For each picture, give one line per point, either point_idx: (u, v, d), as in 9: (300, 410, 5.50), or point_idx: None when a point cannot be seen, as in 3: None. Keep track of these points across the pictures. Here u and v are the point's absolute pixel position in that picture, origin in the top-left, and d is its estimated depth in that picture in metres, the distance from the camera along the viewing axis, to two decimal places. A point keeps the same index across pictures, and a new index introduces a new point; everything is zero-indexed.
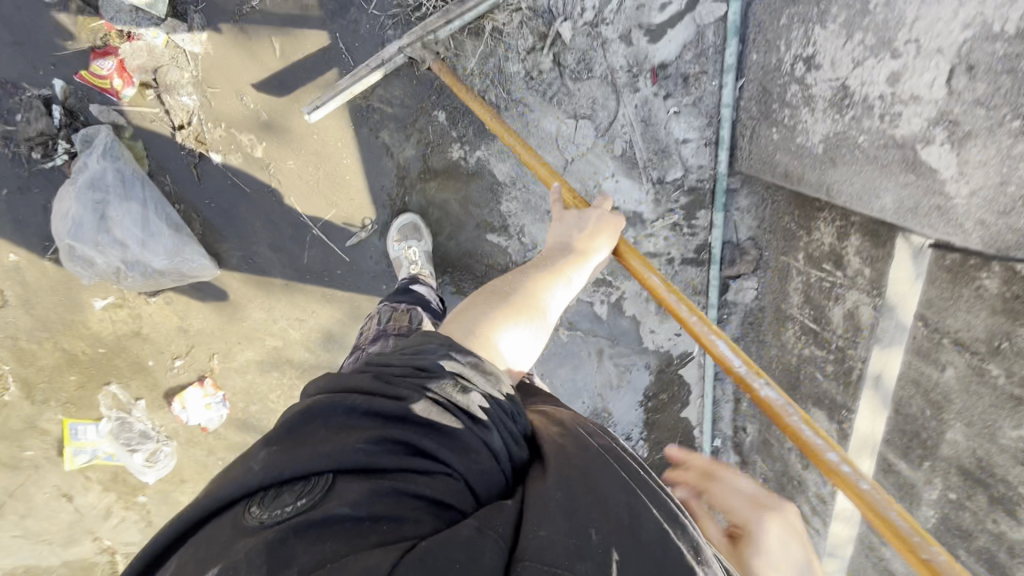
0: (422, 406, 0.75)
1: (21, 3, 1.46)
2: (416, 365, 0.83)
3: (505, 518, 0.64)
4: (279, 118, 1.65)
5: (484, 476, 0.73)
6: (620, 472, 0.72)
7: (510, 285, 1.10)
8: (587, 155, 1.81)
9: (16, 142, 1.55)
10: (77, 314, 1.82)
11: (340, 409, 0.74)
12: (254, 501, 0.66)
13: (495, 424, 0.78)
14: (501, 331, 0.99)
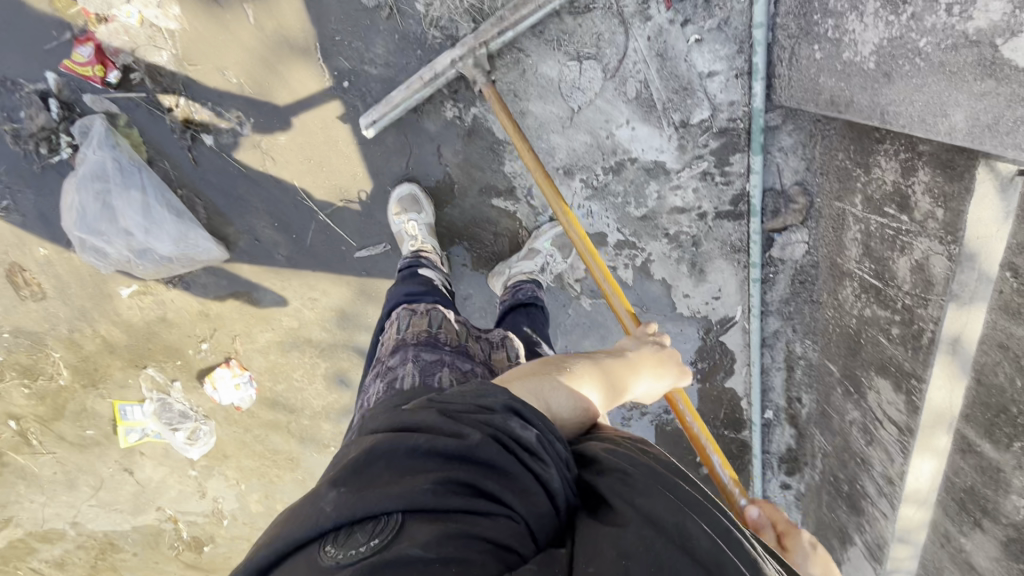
0: (487, 445, 0.65)
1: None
2: (475, 404, 0.72)
3: (563, 563, 0.58)
4: (263, 92, 1.58)
5: (549, 521, 0.64)
6: (668, 492, 0.67)
7: (583, 357, 1.01)
8: (596, 103, 1.61)
9: (25, 139, 1.59)
10: (108, 303, 1.89)
11: (402, 449, 0.65)
12: (329, 542, 0.59)
13: (557, 463, 0.69)
14: (558, 397, 0.87)
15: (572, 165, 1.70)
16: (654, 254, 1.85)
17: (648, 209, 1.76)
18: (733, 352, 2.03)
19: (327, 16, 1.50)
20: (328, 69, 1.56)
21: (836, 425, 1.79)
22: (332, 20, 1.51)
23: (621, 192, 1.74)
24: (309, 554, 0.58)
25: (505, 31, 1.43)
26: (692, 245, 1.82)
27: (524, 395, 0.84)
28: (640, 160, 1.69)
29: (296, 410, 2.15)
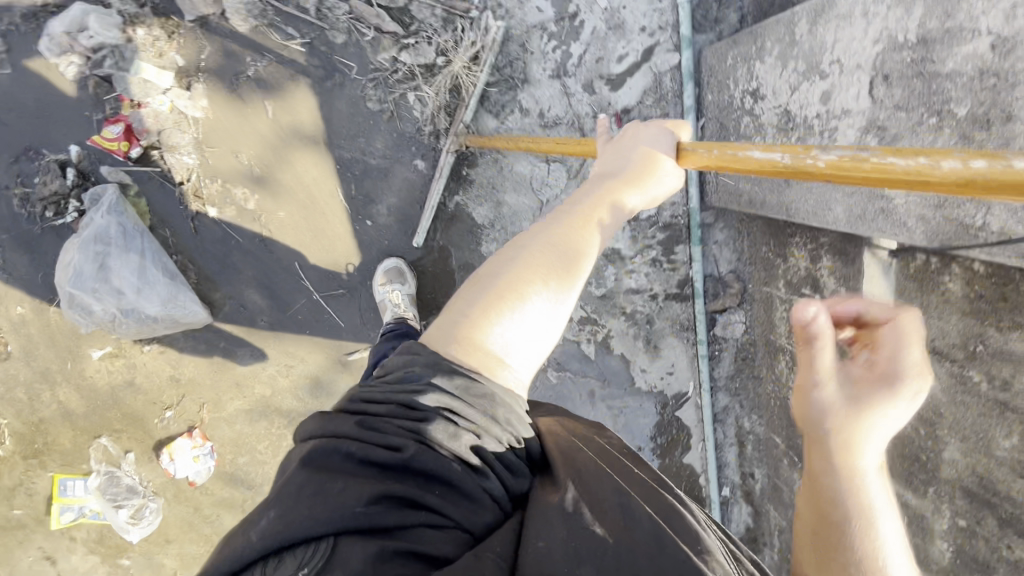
0: (421, 454, 0.73)
1: (40, 82, 1.63)
2: (402, 401, 0.77)
3: (508, 540, 0.70)
4: (271, 173, 1.78)
5: (482, 520, 0.73)
6: (614, 476, 0.80)
7: (517, 251, 0.87)
8: (561, 197, 1.86)
9: (33, 203, 1.70)
10: (76, 365, 1.88)
11: (334, 461, 0.72)
12: (261, 568, 0.65)
13: (488, 465, 0.77)
14: (481, 323, 0.81)
15: None
16: (614, 331, 2.06)
17: (607, 289, 2.00)
18: (689, 427, 2.18)
19: (336, 114, 1.75)
20: (332, 160, 1.79)
21: (787, 498, 1.88)
22: (341, 118, 1.75)
23: None
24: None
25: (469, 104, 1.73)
26: (647, 323, 2.05)
27: (449, 335, 0.82)
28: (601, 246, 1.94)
29: (256, 485, 2.08)
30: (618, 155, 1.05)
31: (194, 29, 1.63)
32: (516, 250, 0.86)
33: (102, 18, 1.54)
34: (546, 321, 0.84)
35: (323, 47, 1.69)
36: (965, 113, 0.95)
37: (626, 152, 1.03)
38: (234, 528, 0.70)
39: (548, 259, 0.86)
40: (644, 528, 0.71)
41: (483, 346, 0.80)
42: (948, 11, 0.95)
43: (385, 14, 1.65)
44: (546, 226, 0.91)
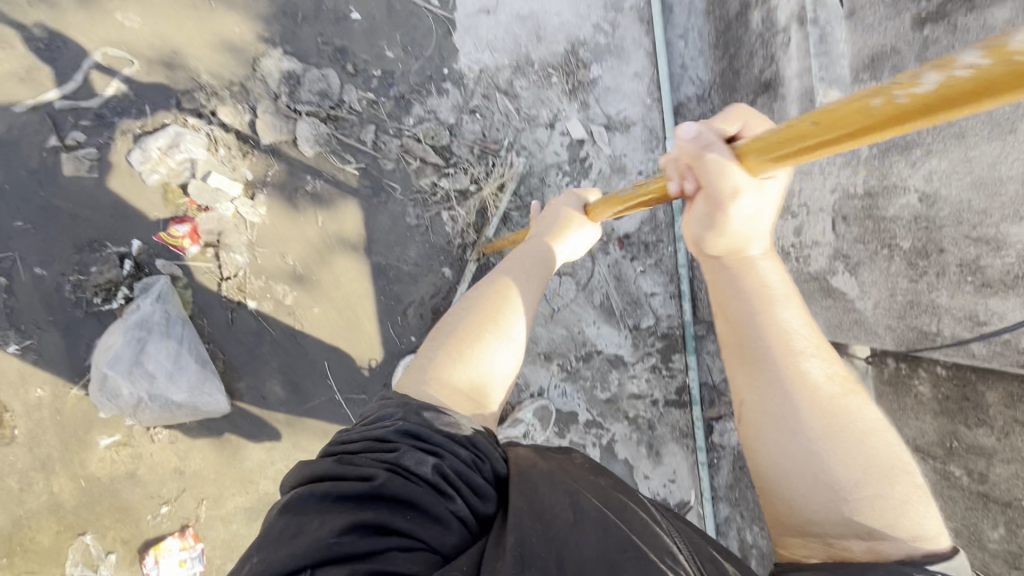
0: (391, 482, 0.82)
1: (120, 185, 1.85)
2: (374, 439, 0.91)
3: (470, 559, 0.77)
4: (311, 273, 1.96)
5: (453, 541, 0.80)
6: (565, 484, 0.90)
7: (472, 306, 1.21)
8: (570, 305, 2.10)
9: (85, 289, 1.82)
10: (80, 453, 1.85)
11: (314, 499, 0.81)
12: None
13: (455, 490, 0.86)
14: (445, 365, 1.09)
15: (551, 352, 2.09)
16: (618, 434, 2.15)
17: (611, 393, 2.13)
18: None
19: (377, 225, 1.99)
20: (369, 265, 2.00)
21: None
22: (381, 229, 2.00)
23: (590, 377, 2.12)
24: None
25: (494, 221, 2.02)
26: (649, 428, 2.15)
27: (418, 381, 1.07)
28: (605, 351, 2.12)
29: None
30: (544, 224, 1.49)
31: (267, 151, 1.91)
32: (469, 313, 1.19)
33: (195, 139, 1.84)
34: (495, 359, 1.13)
35: (374, 172, 1.98)
36: (908, 245, 1.16)
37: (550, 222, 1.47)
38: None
39: (494, 313, 1.18)
40: (591, 521, 0.81)
41: (448, 382, 1.07)
42: (883, 172, 1.19)
43: (431, 149, 1.99)
44: (491, 293, 1.25)
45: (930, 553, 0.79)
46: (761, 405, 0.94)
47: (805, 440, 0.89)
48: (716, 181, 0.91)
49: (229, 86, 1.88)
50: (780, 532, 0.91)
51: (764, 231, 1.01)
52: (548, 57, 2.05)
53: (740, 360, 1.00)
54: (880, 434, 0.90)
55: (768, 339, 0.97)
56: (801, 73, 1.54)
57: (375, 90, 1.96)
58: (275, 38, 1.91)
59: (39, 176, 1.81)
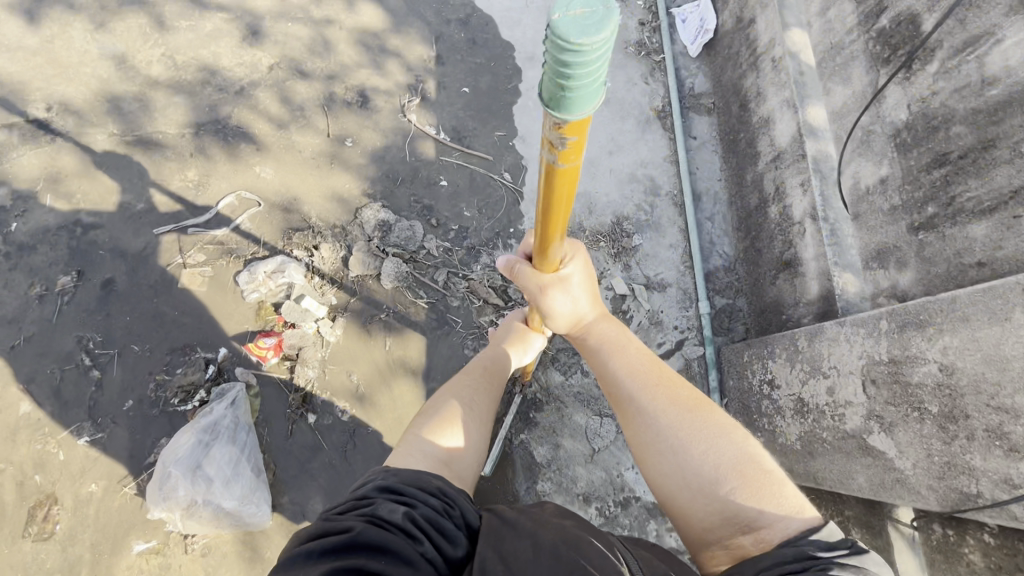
0: (368, 530, 0.95)
1: (222, 300, 2.11)
2: (357, 498, 1.06)
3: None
4: (372, 392, 2.11)
5: None
6: (526, 526, 1.04)
7: (443, 396, 1.50)
8: (610, 447, 2.18)
9: (166, 388, 1.97)
10: (108, 558, 1.81)
11: (300, 556, 0.91)
12: None
13: (424, 535, 1.00)
14: (424, 441, 1.30)
15: (590, 494, 2.11)
16: None
17: None
18: None
19: (438, 354, 2.19)
20: (425, 389, 2.14)
21: None
22: (440, 358, 2.19)
23: (628, 525, 2.10)
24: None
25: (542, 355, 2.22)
26: None
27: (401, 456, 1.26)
28: (642, 499, 2.14)
29: None
30: (499, 336, 1.88)
31: (354, 282, 2.19)
32: (444, 402, 1.45)
33: (297, 267, 2.13)
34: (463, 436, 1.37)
35: (441, 307, 2.24)
36: (936, 409, 1.31)
37: (508, 333, 1.88)
38: None
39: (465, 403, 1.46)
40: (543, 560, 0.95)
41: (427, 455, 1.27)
42: (903, 344, 1.39)
43: (493, 291, 2.25)
44: (462, 388, 1.52)
45: (803, 530, 1.00)
46: (639, 446, 1.20)
47: (671, 453, 1.14)
48: (527, 282, 1.37)
49: (333, 227, 2.25)
50: (695, 548, 1.11)
51: (588, 301, 1.41)
52: (598, 226, 2.44)
53: (621, 410, 1.27)
54: (729, 435, 1.14)
55: (632, 388, 1.26)
56: (818, 256, 1.83)
57: (451, 240, 2.32)
58: (377, 194, 2.32)
59: (157, 286, 2.09)
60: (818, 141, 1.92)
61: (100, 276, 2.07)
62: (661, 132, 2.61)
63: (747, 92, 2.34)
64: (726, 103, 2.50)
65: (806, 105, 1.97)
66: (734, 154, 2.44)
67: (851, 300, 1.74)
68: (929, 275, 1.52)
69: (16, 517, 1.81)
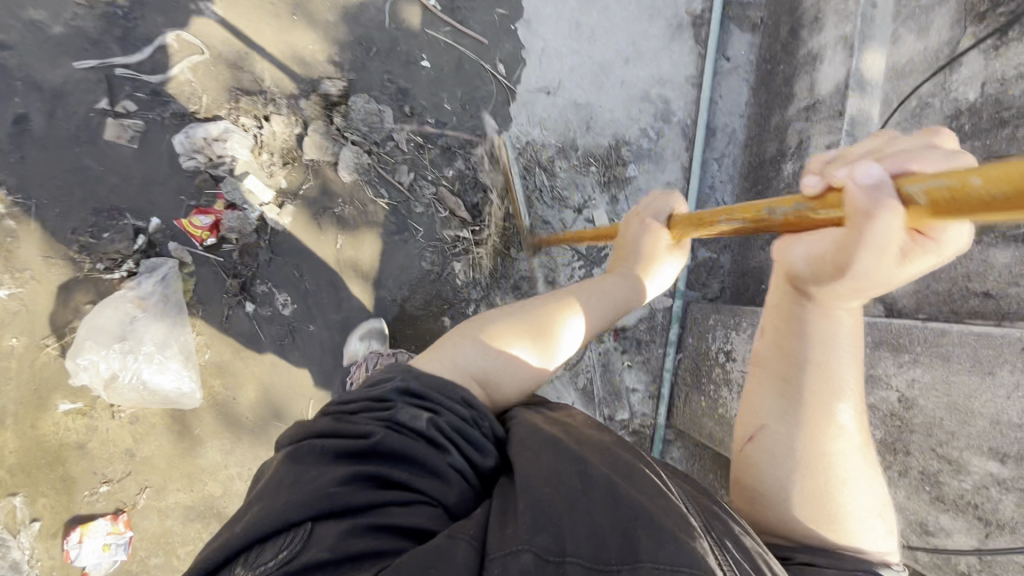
0: (385, 438, 0.88)
1: (157, 163, 1.88)
2: (374, 394, 0.95)
3: (474, 523, 0.81)
4: (317, 290, 1.99)
5: (455, 496, 0.88)
6: (570, 451, 0.91)
7: (510, 306, 1.17)
8: (554, 381, 2.17)
9: (90, 253, 1.83)
10: (33, 412, 1.81)
11: (311, 455, 0.87)
12: (243, 558, 0.77)
13: (452, 445, 0.91)
14: (464, 353, 1.04)
15: None
16: None
17: None
18: None
19: (392, 260, 2.03)
20: (375, 296, 2.03)
21: None
22: (395, 265, 2.04)
23: None
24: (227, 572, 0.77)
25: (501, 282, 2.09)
26: None
27: (434, 361, 1.02)
28: None
29: None
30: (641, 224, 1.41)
31: (307, 166, 1.95)
32: (504, 309, 1.15)
33: (242, 138, 1.88)
34: (515, 360, 1.07)
35: (403, 210, 2.04)
36: (879, 435, 1.23)
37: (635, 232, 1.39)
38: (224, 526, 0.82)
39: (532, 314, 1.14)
40: (599, 493, 0.83)
41: (466, 368, 1.03)
42: (871, 362, 1.27)
43: (463, 204, 2.05)
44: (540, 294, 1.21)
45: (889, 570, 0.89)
46: (776, 445, 0.91)
47: (805, 475, 0.88)
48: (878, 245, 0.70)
49: (288, 96, 1.94)
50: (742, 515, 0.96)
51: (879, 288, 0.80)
52: (593, 146, 2.15)
53: (768, 379, 0.96)
54: (865, 480, 0.88)
55: (812, 395, 0.90)
56: None
57: (425, 135, 2.03)
58: (344, 65, 1.97)
59: (81, 134, 1.83)
60: (863, 99, 1.63)
61: (10, 110, 1.78)
62: (691, 44, 2.21)
63: (803, 15, 1.93)
64: (776, 22, 2.08)
65: (864, 49, 1.63)
66: (765, 90, 2.10)
67: None
68: (926, 290, 1.36)
69: None
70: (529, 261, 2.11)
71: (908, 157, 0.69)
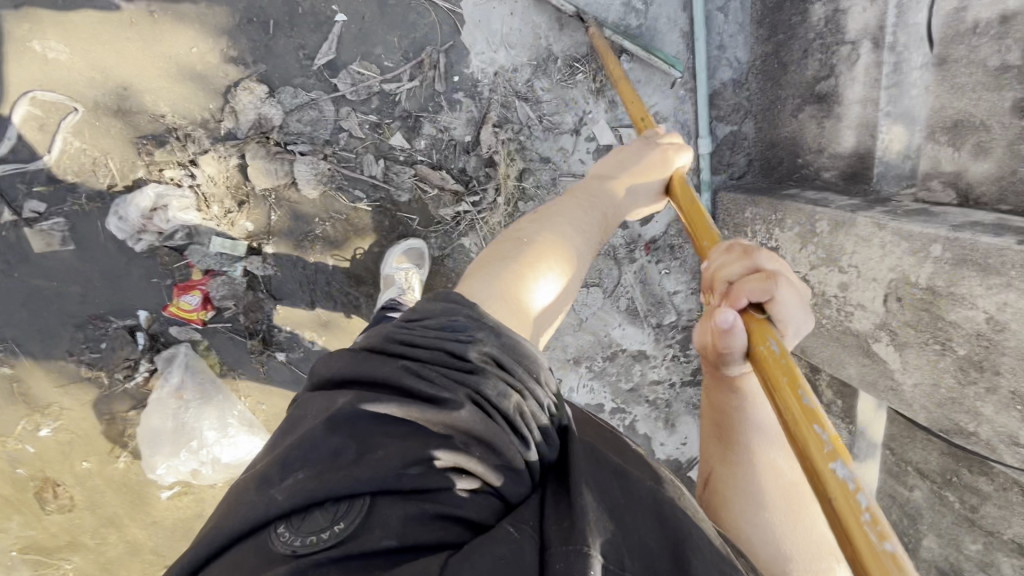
0: (462, 408, 0.70)
1: (105, 254, 1.63)
2: (445, 351, 0.75)
3: (533, 510, 0.68)
4: (334, 317, 1.84)
5: (522, 487, 0.72)
6: (616, 460, 0.77)
7: (534, 217, 1.08)
8: (597, 313, 2.13)
9: (101, 368, 1.72)
10: (140, 507, 1.91)
11: (367, 417, 0.70)
12: (283, 524, 0.63)
13: (533, 434, 0.74)
14: (509, 276, 0.92)
15: (580, 356, 2.18)
16: (639, 415, 2.33)
17: (633, 382, 2.26)
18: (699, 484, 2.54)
19: None
20: None
21: None
22: None
23: (615, 372, 2.23)
24: (262, 537, 0.63)
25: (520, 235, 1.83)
26: (666, 405, 2.34)
27: (481, 286, 0.90)
28: (629, 349, 2.21)
29: None
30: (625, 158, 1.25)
31: (265, 196, 1.67)
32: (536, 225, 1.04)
33: (182, 199, 1.59)
34: (547, 290, 0.96)
35: (388, 206, 1.76)
36: (963, 352, 1.25)
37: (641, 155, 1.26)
38: (252, 478, 0.68)
39: (560, 233, 1.03)
40: (646, 506, 0.71)
41: (512, 297, 0.90)
42: (951, 279, 1.23)
43: (449, 176, 1.75)
44: (565, 207, 1.10)
45: None
46: (735, 488, 0.92)
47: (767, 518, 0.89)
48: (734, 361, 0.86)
49: (202, 123, 1.58)
50: None
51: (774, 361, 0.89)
52: (572, 48, 1.75)
53: (709, 432, 1.00)
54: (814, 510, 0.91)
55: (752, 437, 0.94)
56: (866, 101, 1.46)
57: (377, 110, 1.68)
58: (246, 57, 1.57)
59: (7, 257, 1.58)
60: None
61: None
62: None
63: None
64: None
65: None
66: None
67: (891, 163, 1.47)
68: (1013, 176, 1.23)
69: (24, 501, 1.82)
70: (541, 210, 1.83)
71: (748, 292, 0.84)
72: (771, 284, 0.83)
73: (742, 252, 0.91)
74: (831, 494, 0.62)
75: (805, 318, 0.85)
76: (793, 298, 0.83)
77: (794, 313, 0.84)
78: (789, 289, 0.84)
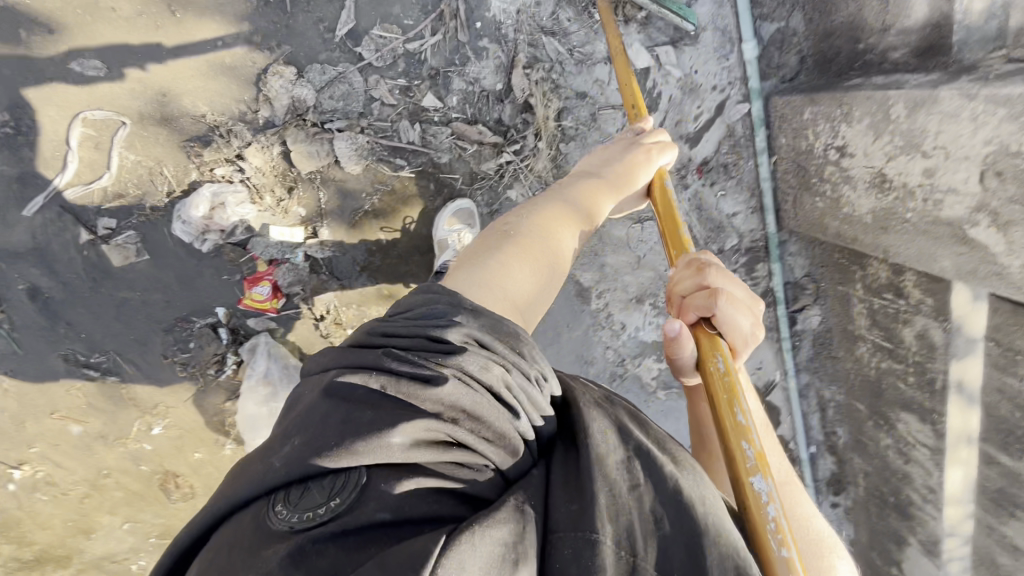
0: (449, 386, 0.69)
1: (177, 259, 1.71)
2: (426, 336, 0.75)
3: (536, 486, 0.71)
4: (396, 288, 1.86)
5: (519, 462, 0.74)
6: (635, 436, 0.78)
7: (517, 213, 1.14)
8: (654, 248, 2.07)
9: (195, 366, 1.83)
10: None
11: (361, 390, 0.70)
12: (279, 498, 0.66)
13: (524, 404, 0.75)
14: (490, 268, 0.97)
15: (643, 295, 2.12)
16: None
17: None
18: None
19: None
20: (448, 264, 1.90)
21: (873, 452, 1.94)
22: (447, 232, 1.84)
23: None
24: (263, 507, 0.66)
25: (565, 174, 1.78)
26: None
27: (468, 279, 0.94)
28: None
29: None
30: (605, 159, 1.31)
31: (312, 178, 1.69)
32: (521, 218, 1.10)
33: (237, 195, 1.65)
34: (527, 285, 0.99)
35: (430, 170, 1.74)
36: None
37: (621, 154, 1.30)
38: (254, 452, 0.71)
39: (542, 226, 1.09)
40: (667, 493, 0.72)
41: (497, 287, 0.94)
42: None
43: (486, 128, 1.70)
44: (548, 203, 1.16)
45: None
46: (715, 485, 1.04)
47: None
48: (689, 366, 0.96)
49: (240, 116, 1.60)
50: None
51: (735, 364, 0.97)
52: None
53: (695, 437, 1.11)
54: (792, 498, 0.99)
55: None
56: None
57: (405, 73, 1.65)
58: (270, 41, 1.57)
59: (92, 275, 1.68)
60: None
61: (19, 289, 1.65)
62: None
63: None
64: None
65: None
66: None
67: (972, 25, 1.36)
68: None
69: (153, 493, 1.99)
70: (582, 149, 1.77)
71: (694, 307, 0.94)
72: (715, 299, 0.92)
73: (694, 267, 0.98)
74: (748, 504, 0.78)
75: (753, 327, 0.93)
76: (738, 311, 0.92)
77: (738, 321, 0.92)
78: (733, 303, 0.92)
